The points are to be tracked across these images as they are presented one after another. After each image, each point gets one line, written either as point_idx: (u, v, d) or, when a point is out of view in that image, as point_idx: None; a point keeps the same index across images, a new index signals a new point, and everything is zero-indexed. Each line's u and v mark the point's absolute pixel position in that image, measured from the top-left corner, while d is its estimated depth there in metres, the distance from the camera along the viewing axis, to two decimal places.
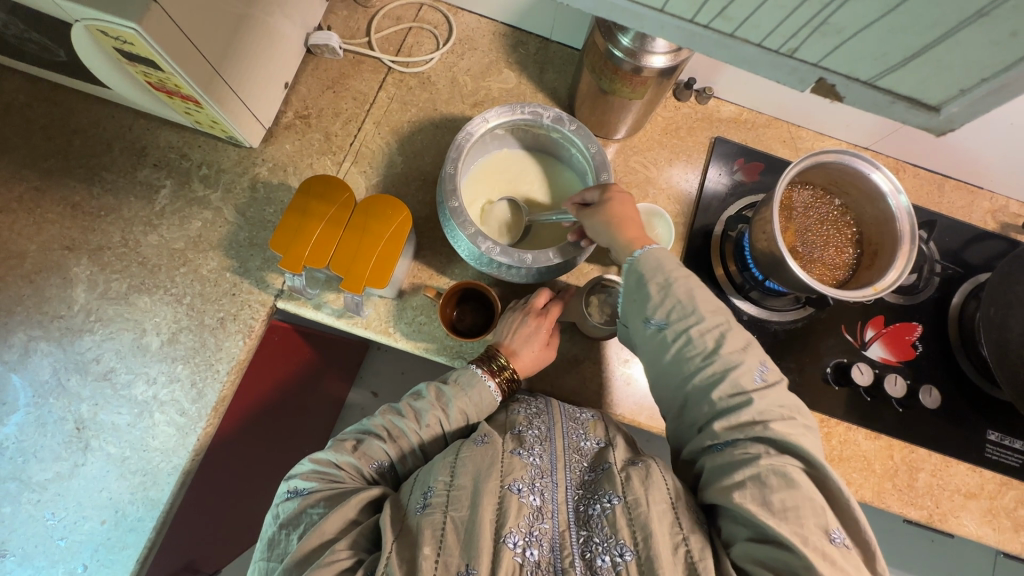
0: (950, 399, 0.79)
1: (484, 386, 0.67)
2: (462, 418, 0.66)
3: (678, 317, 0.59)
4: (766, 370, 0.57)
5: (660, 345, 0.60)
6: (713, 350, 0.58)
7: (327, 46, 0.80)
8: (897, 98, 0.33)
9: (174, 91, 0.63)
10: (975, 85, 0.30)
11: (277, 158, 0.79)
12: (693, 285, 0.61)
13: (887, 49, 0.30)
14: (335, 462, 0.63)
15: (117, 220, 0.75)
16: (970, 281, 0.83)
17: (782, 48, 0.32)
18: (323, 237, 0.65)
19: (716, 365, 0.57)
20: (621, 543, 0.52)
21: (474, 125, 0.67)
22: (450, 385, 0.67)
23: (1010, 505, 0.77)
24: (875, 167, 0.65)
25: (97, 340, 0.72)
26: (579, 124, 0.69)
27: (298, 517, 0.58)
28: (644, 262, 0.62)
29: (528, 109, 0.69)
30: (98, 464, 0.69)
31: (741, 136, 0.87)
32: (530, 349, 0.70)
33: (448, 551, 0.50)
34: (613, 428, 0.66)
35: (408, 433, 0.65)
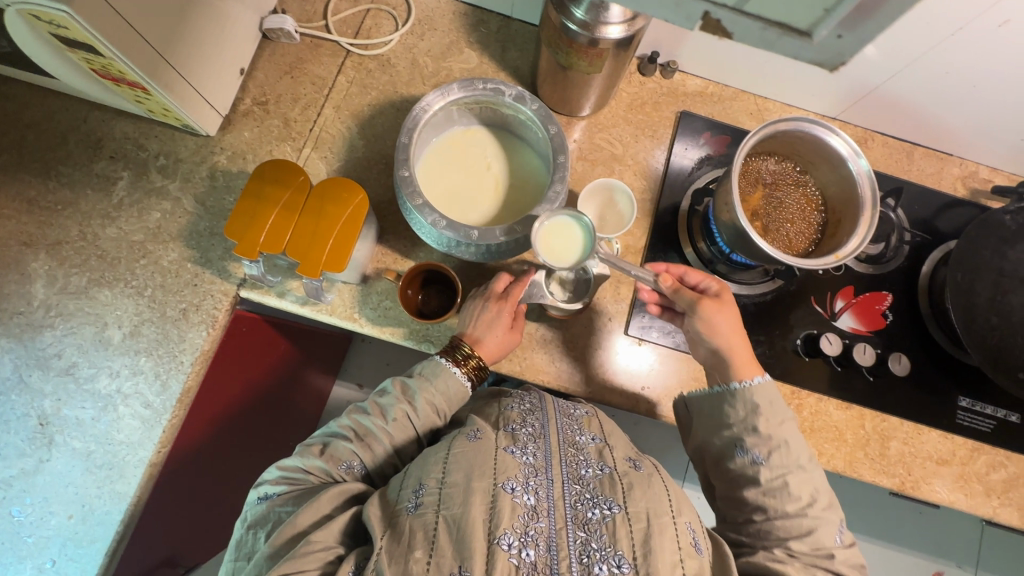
0: (920, 367, 0.79)
1: (449, 374, 0.67)
2: (430, 410, 0.66)
3: (777, 461, 0.63)
4: (844, 532, 0.63)
5: (749, 476, 0.63)
6: (805, 502, 0.62)
7: (282, 30, 0.78)
8: (769, 25, 0.30)
9: (119, 77, 0.62)
10: (837, 2, 0.28)
11: (236, 146, 0.78)
12: (792, 430, 0.65)
13: None
14: (302, 467, 0.61)
15: (74, 214, 0.74)
16: (939, 248, 0.83)
17: None
18: (277, 223, 0.64)
19: (806, 515, 0.61)
20: (619, 554, 0.52)
21: (431, 99, 0.66)
22: (414, 378, 0.68)
23: (982, 470, 0.77)
24: (832, 131, 0.65)
25: (58, 335, 0.71)
26: (541, 105, 0.67)
27: (267, 517, 0.58)
28: (755, 393, 0.65)
29: (489, 85, 0.67)
30: (64, 459, 0.68)
31: (708, 109, 0.86)
32: (494, 335, 0.69)
33: (440, 552, 0.50)
34: (608, 427, 0.68)
35: (377, 433, 0.64)
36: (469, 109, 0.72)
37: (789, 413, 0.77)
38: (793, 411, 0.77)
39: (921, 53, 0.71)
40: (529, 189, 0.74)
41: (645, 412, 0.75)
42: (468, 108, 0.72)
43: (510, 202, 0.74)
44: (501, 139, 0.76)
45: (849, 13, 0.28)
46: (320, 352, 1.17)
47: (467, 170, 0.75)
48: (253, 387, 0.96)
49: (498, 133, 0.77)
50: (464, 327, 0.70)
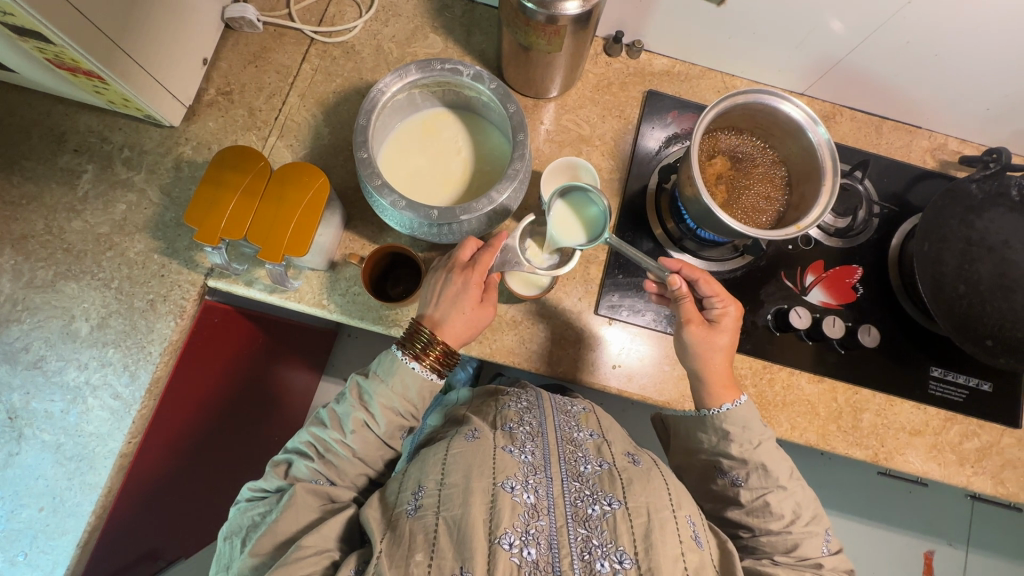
0: (892, 338, 0.80)
1: (406, 369, 0.64)
2: (390, 417, 0.63)
3: (757, 482, 0.65)
4: (829, 539, 0.65)
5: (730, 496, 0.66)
6: (788, 519, 0.64)
7: (243, 19, 0.78)
8: None
9: (74, 67, 0.62)
10: None
11: (201, 137, 0.78)
12: (771, 450, 0.66)
13: None
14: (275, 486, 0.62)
15: (39, 208, 0.74)
16: (907, 220, 0.83)
17: None
18: (238, 209, 0.64)
19: (790, 532, 0.63)
20: (621, 550, 0.52)
21: (389, 81, 0.66)
22: (369, 380, 0.65)
23: (956, 440, 0.77)
24: (785, 99, 0.65)
25: (25, 329, 0.70)
26: (499, 83, 0.67)
27: (242, 525, 0.59)
28: (727, 419, 0.66)
29: (447, 65, 0.67)
30: (33, 453, 0.68)
31: (675, 88, 0.86)
32: (456, 317, 0.65)
33: (441, 554, 0.50)
34: (604, 422, 0.70)
35: (338, 448, 0.63)
36: (431, 92, 0.72)
37: (761, 387, 0.77)
38: (765, 385, 0.77)
39: (882, 23, 0.71)
40: (494, 171, 0.74)
41: (617, 390, 0.76)
42: (429, 91, 0.72)
43: (476, 185, 0.73)
44: (466, 120, 0.76)
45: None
46: (304, 347, 1.17)
47: (432, 154, 0.74)
48: (232, 383, 0.95)
49: (463, 116, 0.76)
50: (425, 310, 0.66)
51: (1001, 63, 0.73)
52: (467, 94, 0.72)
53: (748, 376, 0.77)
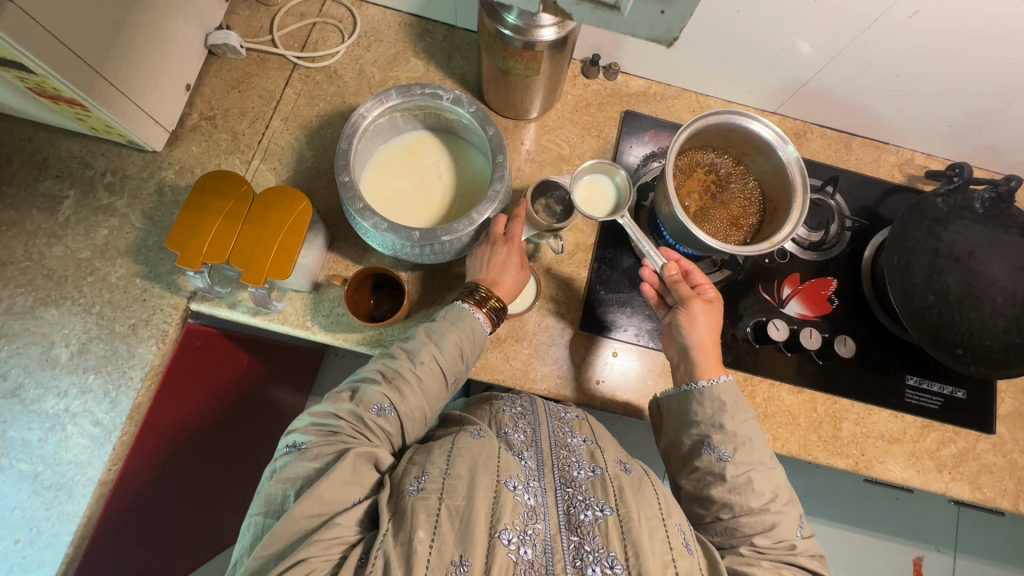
0: (868, 349, 0.82)
1: (472, 318, 0.67)
2: (455, 353, 0.65)
3: (742, 459, 0.62)
4: (803, 526, 0.63)
5: (713, 475, 0.63)
6: (768, 497, 0.62)
7: (226, 45, 0.79)
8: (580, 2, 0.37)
9: (56, 95, 0.63)
10: None
11: (183, 161, 0.78)
12: (756, 428, 0.65)
13: None
14: (335, 414, 0.61)
15: (19, 234, 0.73)
16: (877, 233, 0.85)
17: None
18: (221, 233, 0.64)
19: (768, 510, 0.62)
20: (612, 555, 0.53)
21: (370, 106, 0.67)
22: (438, 323, 0.67)
23: (933, 447, 0.79)
24: (754, 119, 0.67)
25: (3, 356, 0.70)
26: (478, 107, 0.69)
27: (295, 472, 0.55)
28: (718, 390, 0.66)
29: (427, 90, 0.69)
30: (9, 483, 0.67)
31: (651, 109, 0.89)
32: (507, 275, 0.69)
33: (442, 538, 0.50)
34: (598, 429, 0.69)
35: (405, 374, 0.63)
36: (412, 116, 0.73)
37: None
38: (746, 397, 0.78)
39: (845, 46, 0.74)
40: (478, 189, 0.75)
41: (602, 405, 0.76)
42: (411, 114, 0.73)
43: (460, 205, 0.75)
44: (447, 142, 0.77)
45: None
46: (291, 367, 1.16)
47: (415, 177, 0.76)
48: (216, 402, 0.94)
49: (443, 137, 0.77)
50: (473, 274, 0.70)
51: (959, 83, 0.76)
52: (447, 117, 0.73)
53: None
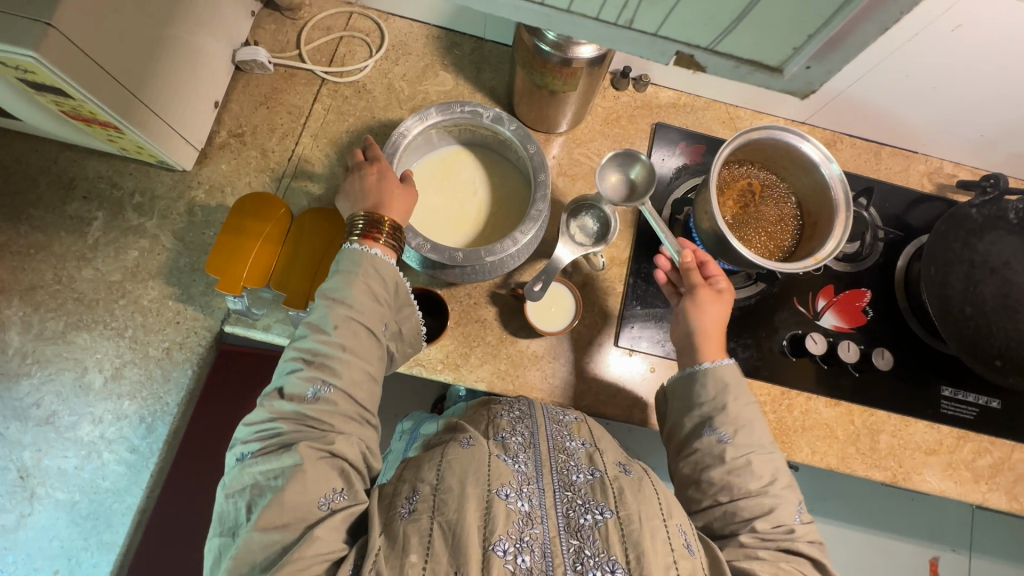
0: (903, 360, 0.81)
1: (371, 258, 0.62)
2: (371, 304, 0.61)
3: (740, 440, 0.62)
4: (802, 511, 0.62)
5: (715, 455, 0.62)
6: (767, 480, 0.61)
7: (254, 62, 0.78)
8: (740, 62, 0.34)
9: (90, 118, 0.62)
10: (803, 42, 0.31)
11: (213, 180, 0.77)
12: (758, 413, 0.65)
13: (715, 11, 0.30)
14: (270, 416, 0.57)
15: (47, 257, 0.72)
16: (912, 243, 0.85)
17: (619, 20, 0.32)
18: (261, 256, 0.64)
19: (767, 494, 0.61)
20: (613, 559, 0.50)
21: (411, 123, 0.68)
22: (337, 279, 0.61)
23: (969, 457, 0.79)
24: (804, 138, 0.67)
25: (36, 383, 0.68)
26: (519, 123, 0.68)
27: (245, 483, 0.53)
28: (719, 371, 0.66)
29: (467, 107, 0.69)
30: (47, 512, 0.66)
31: (681, 120, 0.88)
32: (394, 196, 0.64)
33: (436, 557, 0.48)
34: (597, 432, 0.66)
35: (326, 348, 0.58)
36: (447, 133, 0.73)
37: (781, 413, 0.78)
38: (784, 411, 0.78)
39: (880, 59, 0.74)
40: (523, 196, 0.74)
41: (640, 421, 0.76)
42: (449, 130, 0.72)
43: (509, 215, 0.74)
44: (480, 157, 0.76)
45: (831, 36, 0.30)
46: None
47: (457, 195, 0.75)
48: None
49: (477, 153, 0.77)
50: (357, 203, 0.64)
51: (995, 95, 0.76)
52: (484, 134, 0.73)
53: (766, 403, 0.78)
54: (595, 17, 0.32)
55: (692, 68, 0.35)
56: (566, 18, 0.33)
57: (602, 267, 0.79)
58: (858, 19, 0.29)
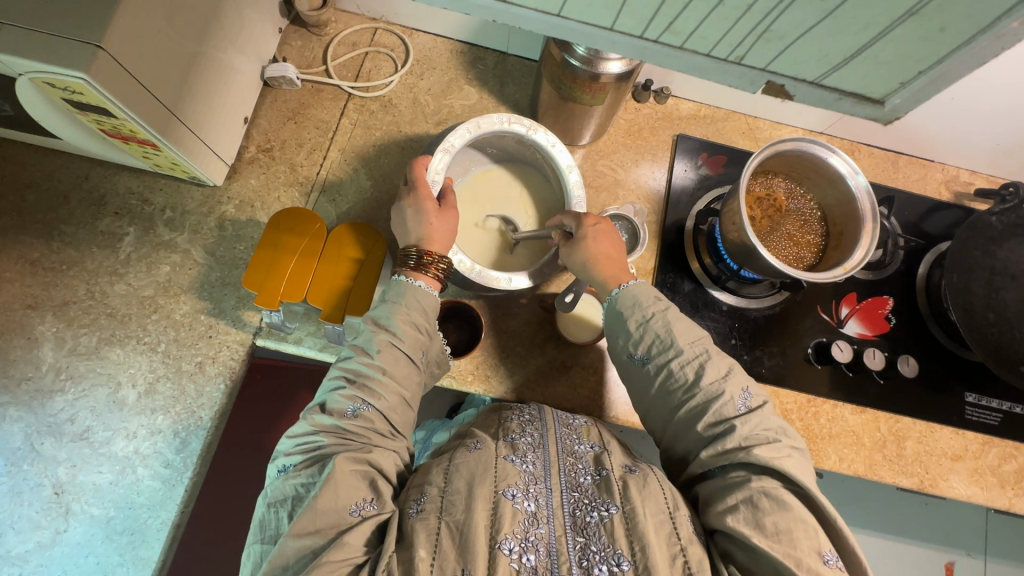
0: (927, 367, 0.82)
1: (415, 289, 0.63)
2: (412, 331, 0.62)
3: (657, 352, 0.61)
4: (749, 398, 0.58)
5: (647, 378, 0.62)
6: (693, 384, 0.59)
7: (283, 78, 0.79)
8: (844, 95, 0.39)
9: (129, 136, 0.62)
10: (911, 79, 0.36)
11: (243, 195, 0.78)
12: (673, 318, 0.63)
13: (823, 50, 0.35)
14: (312, 429, 0.57)
15: (80, 273, 0.72)
16: (932, 250, 0.86)
17: (730, 55, 0.37)
18: (297, 270, 0.65)
19: (696, 396, 0.58)
20: (619, 553, 0.49)
21: (456, 137, 0.66)
22: (382, 306, 0.63)
23: (995, 463, 0.80)
24: (831, 151, 0.68)
25: (70, 399, 0.69)
26: (560, 143, 0.69)
27: (284, 494, 0.53)
28: (620, 299, 0.65)
29: (512, 120, 0.68)
30: (82, 529, 0.66)
31: (702, 132, 0.89)
32: (421, 209, 0.65)
33: (443, 555, 0.48)
34: (607, 435, 0.65)
35: (369, 370, 0.60)
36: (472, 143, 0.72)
37: (808, 421, 0.78)
38: (811, 418, 0.79)
39: None
40: (548, 192, 0.77)
41: None
42: (482, 140, 0.71)
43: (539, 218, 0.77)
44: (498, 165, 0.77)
45: (940, 73, 0.35)
46: None
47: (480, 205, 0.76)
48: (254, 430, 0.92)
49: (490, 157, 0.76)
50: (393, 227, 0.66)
51: (1015, 105, 0.78)
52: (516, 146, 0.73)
53: (793, 411, 0.79)
54: (704, 53, 0.38)
55: (780, 97, 0.40)
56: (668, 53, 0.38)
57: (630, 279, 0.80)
58: (966, 60, 0.33)
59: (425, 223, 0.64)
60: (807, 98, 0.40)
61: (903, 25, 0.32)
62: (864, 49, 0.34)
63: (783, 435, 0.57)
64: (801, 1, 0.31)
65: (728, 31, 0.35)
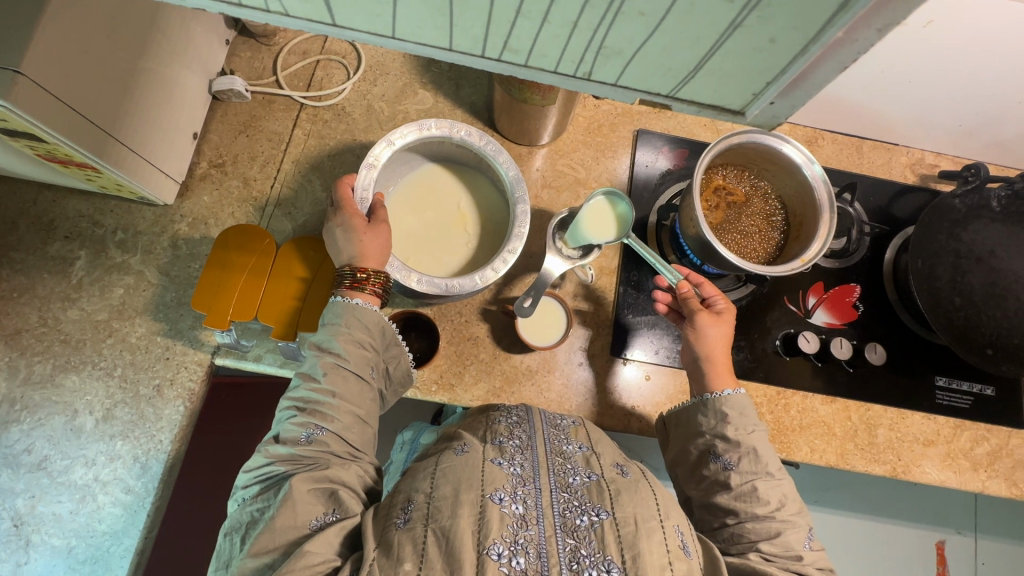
0: (897, 353, 0.82)
1: (354, 307, 0.62)
2: (357, 349, 0.61)
3: (746, 467, 0.61)
4: (812, 539, 0.60)
5: (720, 481, 0.61)
6: (774, 505, 0.60)
7: (231, 91, 0.78)
8: (703, 107, 0.40)
9: (66, 160, 0.61)
10: (763, 90, 0.37)
11: (196, 212, 0.76)
12: (763, 439, 0.63)
13: (668, 65, 0.35)
14: (266, 460, 0.56)
15: (31, 300, 0.71)
16: (898, 235, 0.86)
17: (577, 71, 0.37)
18: (246, 290, 0.65)
19: (775, 518, 0.59)
20: (609, 559, 0.48)
21: (379, 150, 0.65)
22: (325, 329, 0.62)
23: (967, 446, 0.79)
24: (785, 141, 0.67)
25: (26, 429, 0.67)
26: (491, 141, 0.68)
27: (240, 521, 0.53)
28: (725, 402, 0.65)
29: (440, 124, 0.67)
30: (44, 560, 0.65)
31: (663, 125, 0.88)
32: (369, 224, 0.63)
33: (430, 564, 0.46)
34: (595, 434, 0.64)
35: (318, 395, 0.59)
36: (406, 155, 0.71)
37: (778, 413, 0.78)
38: (781, 411, 0.78)
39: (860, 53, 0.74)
40: (495, 193, 0.76)
41: (638, 429, 0.76)
42: (415, 150, 0.70)
43: (484, 217, 0.75)
44: (441, 174, 0.76)
45: (786, 84, 0.35)
46: None
47: (414, 208, 0.74)
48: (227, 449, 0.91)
49: (430, 168, 0.75)
50: (342, 249, 0.64)
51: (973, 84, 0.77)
52: (451, 151, 0.72)
53: (763, 405, 0.78)
54: (553, 70, 0.38)
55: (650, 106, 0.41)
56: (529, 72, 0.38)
57: (591, 279, 0.79)
58: (815, 65, 0.33)
59: (354, 240, 0.62)
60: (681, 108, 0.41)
61: (731, 38, 0.32)
62: (709, 60, 0.34)
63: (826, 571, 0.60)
64: (623, 17, 0.31)
65: (564, 48, 0.35)
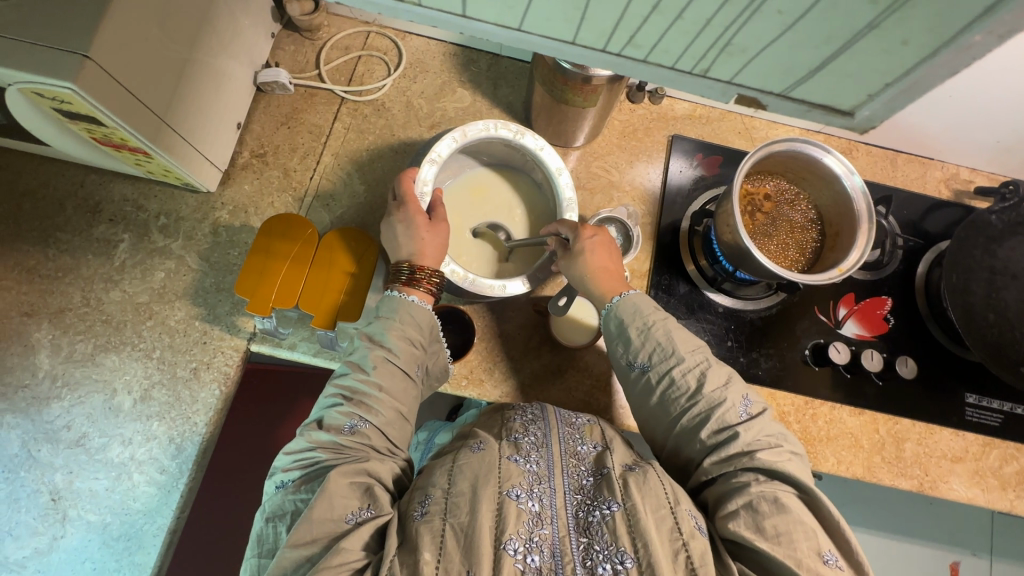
0: (927, 369, 0.81)
1: (408, 303, 0.64)
2: (407, 346, 0.62)
3: (658, 359, 0.62)
4: (749, 404, 0.59)
5: (649, 389, 0.62)
6: (695, 389, 0.60)
7: (276, 83, 0.79)
8: (813, 106, 0.41)
9: (121, 144, 0.63)
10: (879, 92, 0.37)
11: (236, 201, 0.78)
12: (674, 326, 0.64)
13: (788, 64, 0.36)
14: (309, 445, 0.57)
15: (76, 280, 0.73)
16: (931, 250, 0.85)
17: (695, 67, 0.38)
18: (289, 278, 0.67)
19: (700, 401, 0.59)
20: (621, 550, 0.48)
21: (438, 148, 0.66)
22: (377, 323, 0.64)
23: (996, 465, 0.79)
24: (826, 151, 0.67)
25: (66, 406, 0.69)
26: (545, 144, 0.69)
27: (283, 509, 0.53)
28: (618, 313, 0.65)
29: (494, 125, 0.68)
30: (79, 535, 0.67)
31: (697, 132, 0.89)
32: (412, 220, 0.64)
33: (448, 557, 0.47)
34: (610, 434, 0.63)
35: (365, 387, 0.60)
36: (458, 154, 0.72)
37: (805, 423, 0.78)
38: (809, 420, 0.78)
39: None
40: (541, 195, 0.77)
41: None
42: (465, 148, 0.72)
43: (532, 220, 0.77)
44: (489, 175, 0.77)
45: (905, 86, 0.36)
46: None
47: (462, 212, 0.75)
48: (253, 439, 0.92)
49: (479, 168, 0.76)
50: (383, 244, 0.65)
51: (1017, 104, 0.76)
52: (501, 151, 0.73)
53: (791, 413, 0.78)
54: (669, 66, 0.39)
55: (753, 106, 0.42)
56: (641, 66, 0.39)
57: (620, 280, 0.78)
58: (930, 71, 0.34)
59: (416, 237, 0.64)
60: (780, 107, 0.41)
61: (864, 39, 0.33)
62: (833, 60, 0.35)
63: (784, 439, 0.58)
64: (760, 15, 0.32)
65: (690, 45, 0.36)
